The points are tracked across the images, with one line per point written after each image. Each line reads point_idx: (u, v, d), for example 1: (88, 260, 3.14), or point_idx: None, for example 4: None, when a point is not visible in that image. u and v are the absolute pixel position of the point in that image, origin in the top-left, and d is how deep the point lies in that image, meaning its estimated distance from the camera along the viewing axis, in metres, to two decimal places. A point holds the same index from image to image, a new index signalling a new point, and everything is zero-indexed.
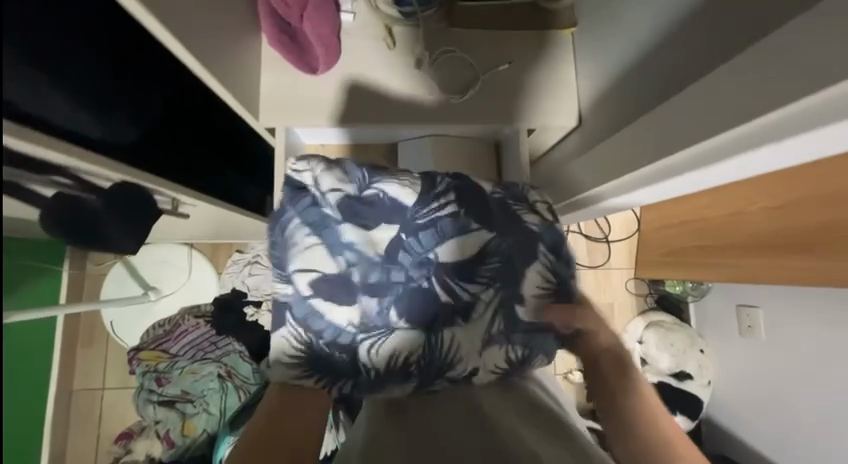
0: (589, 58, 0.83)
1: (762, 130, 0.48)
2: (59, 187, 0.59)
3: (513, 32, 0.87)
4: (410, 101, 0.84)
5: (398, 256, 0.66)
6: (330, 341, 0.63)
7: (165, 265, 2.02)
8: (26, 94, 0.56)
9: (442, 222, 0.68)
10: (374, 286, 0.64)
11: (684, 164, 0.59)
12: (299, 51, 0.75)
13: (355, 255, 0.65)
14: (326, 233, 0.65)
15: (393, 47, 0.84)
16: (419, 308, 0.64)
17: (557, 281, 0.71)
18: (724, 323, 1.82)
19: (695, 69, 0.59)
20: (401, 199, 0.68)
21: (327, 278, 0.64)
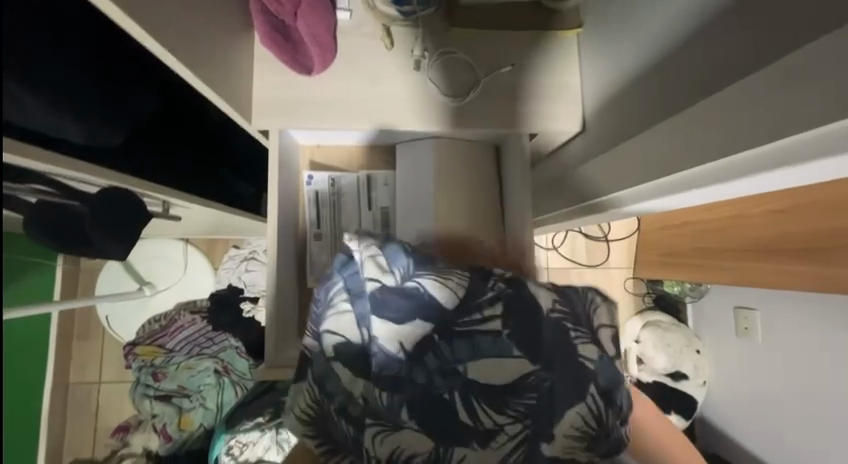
0: (596, 61, 0.81)
1: (793, 149, 0.46)
2: (40, 194, 0.56)
3: (517, 31, 0.84)
4: (408, 103, 0.81)
5: (425, 359, 0.62)
6: (340, 411, 0.63)
7: (160, 260, 2.00)
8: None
9: (480, 338, 0.62)
10: (391, 387, 0.61)
11: (711, 176, 0.56)
12: (292, 51, 0.72)
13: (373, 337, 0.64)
14: (366, 308, 0.65)
15: (392, 48, 0.81)
16: (435, 416, 0.61)
17: (601, 429, 0.62)
18: (721, 325, 1.82)
19: (705, 81, 0.57)
20: (436, 298, 0.64)
21: (350, 345, 0.66)
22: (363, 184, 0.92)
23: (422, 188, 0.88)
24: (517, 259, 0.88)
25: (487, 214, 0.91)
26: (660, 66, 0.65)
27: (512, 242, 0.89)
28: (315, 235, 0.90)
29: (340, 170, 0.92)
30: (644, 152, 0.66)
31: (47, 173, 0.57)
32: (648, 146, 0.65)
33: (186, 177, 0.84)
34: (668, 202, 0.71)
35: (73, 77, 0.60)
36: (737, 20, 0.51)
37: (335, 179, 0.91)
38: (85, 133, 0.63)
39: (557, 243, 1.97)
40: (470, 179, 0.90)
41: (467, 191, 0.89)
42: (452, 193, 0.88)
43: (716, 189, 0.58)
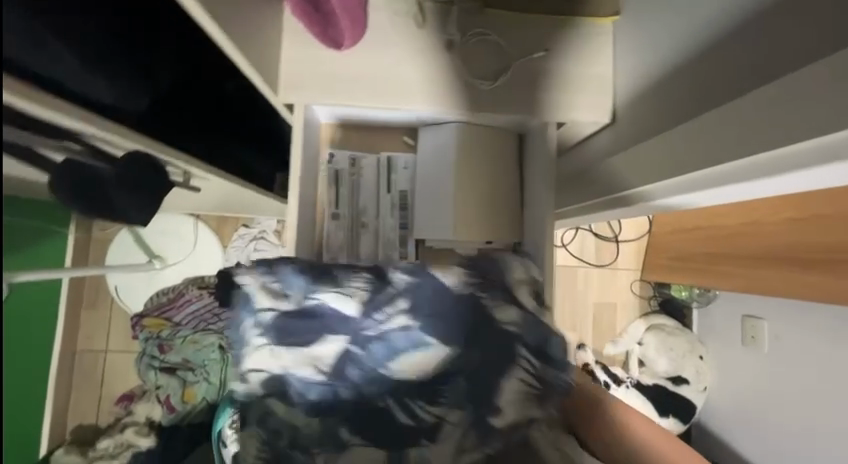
0: (634, 49, 0.78)
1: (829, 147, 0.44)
2: (68, 152, 0.60)
3: (551, 16, 0.81)
4: (433, 85, 0.80)
5: (347, 369, 0.63)
6: (293, 440, 0.62)
7: (171, 234, 2.01)
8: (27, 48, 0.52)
9: (392, 335, 0.64)
10: (318, 401, 0.63)
11: (737, 173, 0.55)
12: (325, 23, 0.69)
13: (299, 366, 0.63)
14: (273, 335, 0.62)
15: (424, 26, 0.79)
16: (370, 420, 0.64)
17: (545, 383, 0.63)
18: (727, 332, 1.80)
19: (746, 75, 0.55)
20: (342, 310, 0.63)
21: (280, 378, 0.63)
22: (382, 166, 0.91)
23: (443, 173, 0.87)
24: (535, 251, 0.88)
25: (506, 204, 0.90)
26: (702, 55, 0.63)
27: (533, 233, 0.88)
28: (332, 214, 0.90)
29: (361, 151, 0.91)
30: (675, 144, 0.64)
31: (91, 137, 0.59)
32: (677, 138, 0.64)
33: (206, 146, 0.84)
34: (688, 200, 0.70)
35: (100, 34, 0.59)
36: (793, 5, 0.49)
37: (355, 158, 0.90)
38: (112, 96, 0.62)
39: (566, 240, 1.95)
40: (492, 167, 0.89)
41: (488, 179, 0.88)
42: (473, 180, 0.87)
43: (740, 187, 0.57)
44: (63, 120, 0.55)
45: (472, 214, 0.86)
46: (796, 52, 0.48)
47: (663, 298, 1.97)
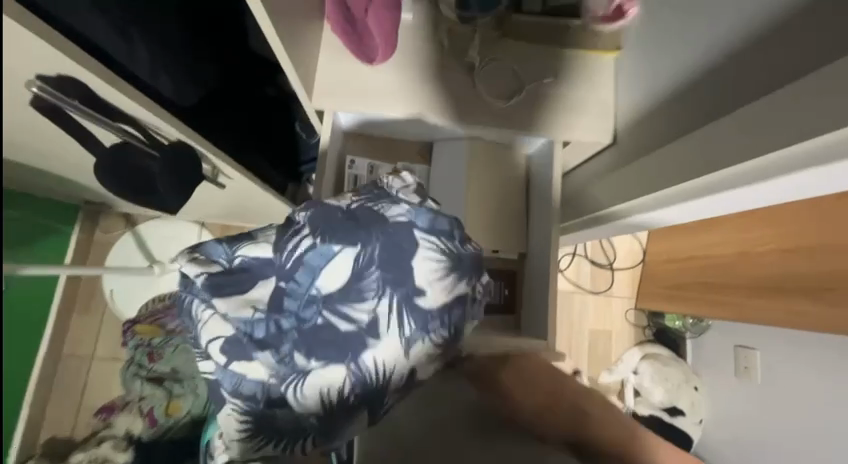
0: (632, 81, 0.86)
1: (791, 160, 0.52)
2: (127, 135, 0.61)
3: (559, 48, 0.90)
4: (451, 102, 0.86)
5: (284, 303, 0.57)
6: (264, 397, 0.56)
7: (173, 241, 1.89)
8: (113, 36, 0.59)
9: (308, 258, 0.58)
10: (265, 338, 0.56)
11: (720, 185, 0.62)
12: (361, 43, 0.79)
13: (238, 321, 0.56)
14: (197, 304, 0.57)
15: (444, 50, 0.86)
16: (323, 342, 0.57)
17: (451, 257, 0.63)
18: (720, 363, 1.83)
19: (731, 104, 0.62)
20: (259, 253, 0.59)
21: (231, 339, 0.56)
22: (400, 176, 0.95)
23: (456, 185, 0.92)
24: (542, 261, 0.92)
25: (513, 216, 0.95)
26: (696, 84, 0.70)
27: (538, 245, 0.93)
28: None
29: (379, 160, 0.96)
30: (662, 164, 0.72)
31: (136, 117, 0.60)
32: (673, 157, 0.69)
33: (230, 145, 0.88)
34: (677, 214, 0.77)
35: (176, 34, 0.66)
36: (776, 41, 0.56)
37: (374, 165, 0.93)
38: (171, 87, 0.67)
39: (563, 266, 1.99)
40: (500, 180, 0.95)
41: (496, 193, 0.94)
42: (484, 194, 0.93)
43: (721, 198, 0.64)
44: (126, 106, 0.57)
45: (480, 224, 0.92)
46: (772, 84, 0.55)
47: (657, 328, 2.00)
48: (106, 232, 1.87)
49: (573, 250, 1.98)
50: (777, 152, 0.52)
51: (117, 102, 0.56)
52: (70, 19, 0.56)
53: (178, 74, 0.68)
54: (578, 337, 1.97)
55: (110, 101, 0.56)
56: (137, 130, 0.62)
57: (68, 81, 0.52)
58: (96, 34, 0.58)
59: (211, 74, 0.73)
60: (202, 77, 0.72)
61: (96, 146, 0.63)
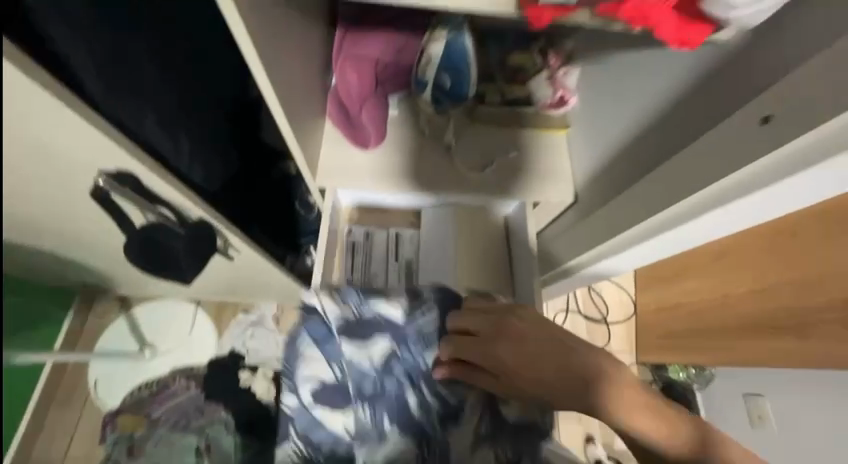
0: (578, 148, 1.00)
1: (716, 196, 0.62)
2: (163, 218, 0.72)
3: (522, 129, 1.05)
4: (435, 175, 1.00)
5: (393, 367, 0.81)
6: (331, 444, 0.78)
7: (164, 321, 1.85)
8: (165, 141, 0.67)
9: (424, 334, 0.83)
10: (369, 393, 0.80)
11: (666, 224, 0.71)
12: (356, 132, 0.95)
13: (348, 365, 0.81)
14: (331, 345, 0.81)
15: (426, 134, 1.02)
16: (405, 409, 0.80)
17: None
18: (732, 415, 1.77)
19: (661, 157, 0.74)
20: (391, 316, 0.83)
21: (325, 385, 0.79)
22: (391, 240, 1.06)
23: (443, 249, 1.01)
24: (528, 310, 0.97)
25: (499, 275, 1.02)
26: (632, 149, 0.83)
27: (524, 297, 0.99)
28: (347, 279, 1.03)
29: (373, 227, 1.07)
30: (618, 211, 0.81)
31: (171, 203, 0.70)
32: (624, 206, 0.79)
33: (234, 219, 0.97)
34: (639, 255, 0.86)
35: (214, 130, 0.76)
36: (688, 114, 0.69)
37: (370, 232, 1.06)
38: (203, 174, 0.78)
39: (559, 323, 1.98)
40: (481, 241, 1.03)
41: (479, 254, 1.02)
42: (468, 256, 1.00)
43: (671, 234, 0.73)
44: (169, 196, 0.68)
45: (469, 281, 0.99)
46: (689, 140, 0.68)
47: (664, 382, 1.92)
48: (99, 318, 1.84)
49: (566, 306, 2.00)
50: (698, 196, 0.63)
51: (163, 193, 0.67)
52: (126, 119, 0.62)
53: (208, 166, 0.78)
54: None
55: (152, 191, 0.67)
56: (171, 213, 0.73)
57: (125, 177, 0.64)
58: (156, 141, 0.67)
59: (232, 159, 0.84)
60: (226, 159, 0.82)
61: (127, 222, 0.74)
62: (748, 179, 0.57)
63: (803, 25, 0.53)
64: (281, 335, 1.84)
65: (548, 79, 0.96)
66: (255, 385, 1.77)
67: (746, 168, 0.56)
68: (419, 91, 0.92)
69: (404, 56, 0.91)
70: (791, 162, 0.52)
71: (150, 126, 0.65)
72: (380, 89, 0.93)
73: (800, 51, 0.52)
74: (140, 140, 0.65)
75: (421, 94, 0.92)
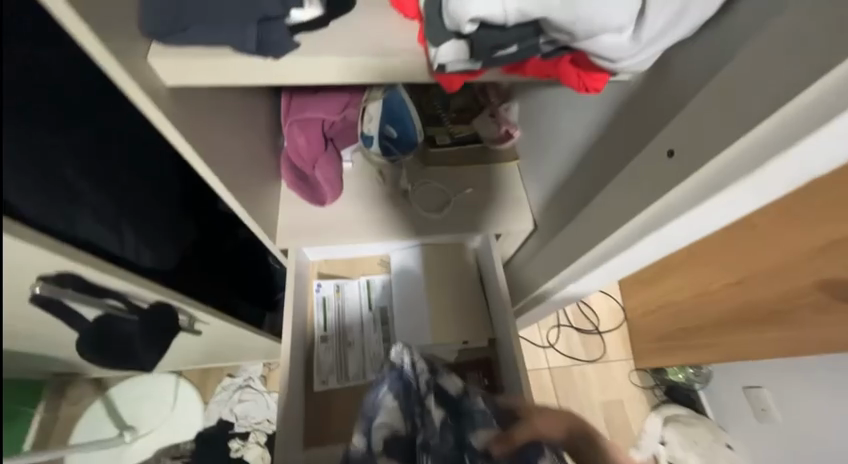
0: (531, 177, 1.03)
1: (652, 220, 0.64)
2: (108, 307, 0.68)
3: (477, 165, 1.08)
4: (395, 220, 1.00)
5: (449, 435, 0.69)
6: None
7: (145, 398, 1.76)
8: (103, 235, 0.62)
9: (477, 413, 0.72)
10: (428, 448, 0.67)
11: (616, 247, 0.73)
12: (311, 190, 0.96)
13: (418, 419, 0.71)
14: (409, 402, 0.73)
15: (383, 182, 1.02)
16: None
17: None
18: (738, 411, 1.75)
19: (602, 180, 0.76)
20: (451, 387, 0.76)
21: (396, 435, 0.70)
22: (363, 288, 1.05)
23: (415, 292, 1.02)
24: (506, 344, 0.96)
25: (473, 309, 1.02)
26: (575, 177, 0.86)
27: (502, 331, 0.98)
28: (321, 337, 1.00)
29: (344, 278, 1.07)
30: (575, 238, 0.82)
31: (122, 292, 0.68)
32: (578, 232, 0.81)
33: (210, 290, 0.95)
34: (600, 278, 0.88)
35: (159, 214, 0.72)
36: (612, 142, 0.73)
37: (340, 284, 1.05)
38: (153, 260, 0.72)
39: (552, 340, 1.97)
40: (453, 278, 1.04)
41: (450, 293, 1.02)
42: (439, 297, 1.01)
43: (622, 257, 0.75)
44: (121, 286, 0.66)
45: (442, 321, 0.99)
46: (622, 163, 0.70)
47: (665, 385, 1.93)
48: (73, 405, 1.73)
49: (557, 322, 1.99)
50: (634, 220, 0.66)
51: (109, 284, 0.65)
52: (54, 223, 0.55)
53: (160, 247, 0.73)
54: (590, 414, 1.87)
55: (94, 283, 0.63)
56: (120, 301, 0.69)
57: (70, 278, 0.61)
58: (91, 235, 0.61)
59: (190, 233, 0.82)
60: (179, 237, 0.79)
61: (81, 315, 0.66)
62: (672, 203, 0.60)
63: (685, 59, 0.57)
64: (272, 395, 1.77)
65: (491, 117, 1.04)
66: (249, 454, 1.66)
67: (669, 193, 0.58)
68: (368, 147, 0.95)
69: (351, 112, 0.94)
70: (701, 188, 0.56)
71: (83, 224, 0.59)
72: (330, 146, 0.96)
73: (687, 83, 0.56)
74: (74, 241, 0.59)
75: (370, 148, 0.96)
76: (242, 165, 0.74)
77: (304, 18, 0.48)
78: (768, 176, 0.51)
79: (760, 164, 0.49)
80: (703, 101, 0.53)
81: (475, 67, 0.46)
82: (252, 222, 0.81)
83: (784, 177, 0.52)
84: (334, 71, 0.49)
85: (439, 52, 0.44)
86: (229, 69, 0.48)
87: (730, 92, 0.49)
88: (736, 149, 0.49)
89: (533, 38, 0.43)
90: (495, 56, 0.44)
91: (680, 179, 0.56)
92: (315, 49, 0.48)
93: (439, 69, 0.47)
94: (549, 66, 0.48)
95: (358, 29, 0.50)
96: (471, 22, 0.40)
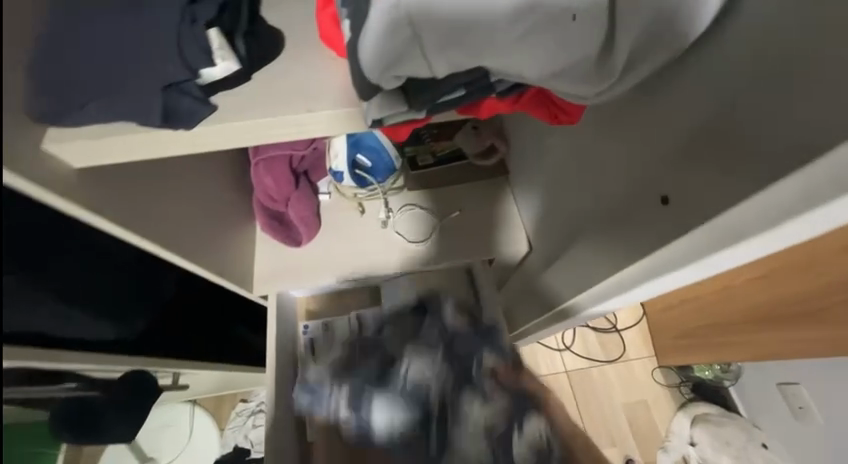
0: (524, 195, 0.94)
1: (655, 266, 0.53)
2: (62, 389, 0.61)
3: (464, 184, 1.00)
4: (381, 252, 0.94)
5: (462, 352, 0.83)
6: (376, 364, 0.83)
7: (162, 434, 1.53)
8: (49, 320, 0.56)
9: (498, 338, 0.85)
10: (449, 347, 0.83)
11: (622, 284, 0.60)
12: (287, 230, 0.91)
13: (446, 328, 0.85)
14: (438, 321, 0.87)
15: (364, 213, 0.96)
16: (456, 367, 0.81)
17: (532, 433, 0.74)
18: (771, 406, 1.59)
19: (590, 205, 0.68)
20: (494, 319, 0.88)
21: (416, 346, 0.83)
22: (352, 325, 0.95)
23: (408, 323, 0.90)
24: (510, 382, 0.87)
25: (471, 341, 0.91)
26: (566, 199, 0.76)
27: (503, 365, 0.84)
28: None
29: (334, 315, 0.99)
30: (569, 270, 0.74)
31: (77, 370, 0.61)
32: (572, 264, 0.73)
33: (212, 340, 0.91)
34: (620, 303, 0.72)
35: (122, 282, 0.66)
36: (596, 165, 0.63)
37: (329, 322, 0.97)
38: (116, 331, 0.67)
39: (567, 342, 1.83)
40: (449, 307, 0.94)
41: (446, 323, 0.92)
42: None
43: (625, 295, 0.64)
44: (85, 367, 0.61)
45: None
46: (607, 188, 0.62)
47: (692, 383, 1.77)
48: None
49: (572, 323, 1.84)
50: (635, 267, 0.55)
51: (73, 364, 0.59)
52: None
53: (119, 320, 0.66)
54: (614, 421, 1.74)
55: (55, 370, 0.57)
56: (74, 380, 0.63)
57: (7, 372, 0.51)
58: (35, 323, 0.55)
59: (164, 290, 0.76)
60: (146, 299, 0.72)
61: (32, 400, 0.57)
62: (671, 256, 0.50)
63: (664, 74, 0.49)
64: None
65: (475, 130, 0.96)
66: None
67: (672, 245, 0.48)
68: (338, 181, 0.90)
69: (321, 143, 0.90)
70: (713, 243, 0.44)
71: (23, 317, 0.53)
72: (302, 180, 0.90)
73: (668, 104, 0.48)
74: (12, 338, 0.53)
75: (341, 183, 0.90)
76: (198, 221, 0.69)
77: (218, 74, 0.41)
78: (795, 226, 0.40)
79: (777, 222, 0.38)
80: (694, 127, 0.44)
81: (419, 116, 0.39)
82: (223, 281, 0.74)
83: (817, 222, 0.41)
84: (259, 131, 0.42)
85: (370, 105, 0.38)
86: (142, 146, 0.42)
87: (714, 121, 0.41)
88: (747, 208, 0.39)
89: (482, 78, 0.37)
90: (438, 101, 0.37)
91: (666, 218, 0.48)
92: (230, 110, 0.42)
93: (376, 123, 0.40)
94: (507, 103, 0.41)
95: (283, 84, 0.44)
96: (398, 77, 0.35)
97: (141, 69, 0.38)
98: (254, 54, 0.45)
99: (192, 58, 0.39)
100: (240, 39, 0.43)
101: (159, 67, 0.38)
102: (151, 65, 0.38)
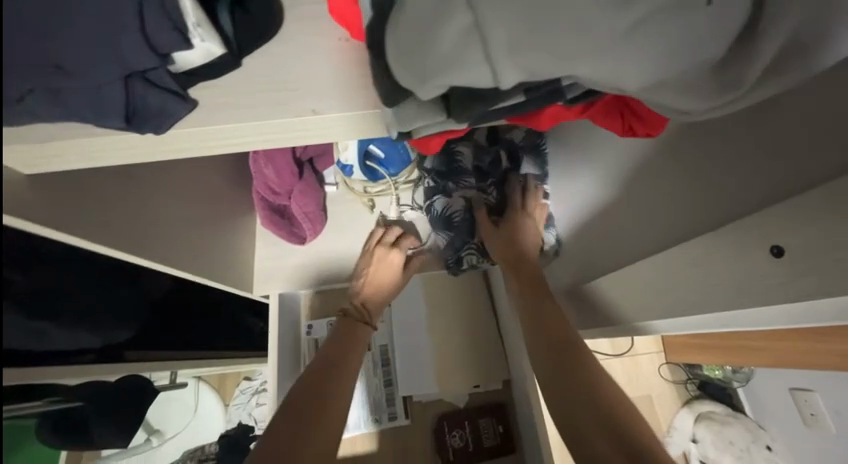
0: (558, 188, 0.79)
1: (738, 319, 0.44)
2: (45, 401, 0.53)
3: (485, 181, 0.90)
4: None
5: (505, 162, 0.79)
6: None
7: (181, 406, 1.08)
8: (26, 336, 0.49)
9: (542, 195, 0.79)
10: (499, 158, 0.79)
11: (695, 323, 0.51)
12: (290, 225, 0.83)
13: (509, 155, 0.79)
14: (510, 149, 0.79)
15: (373, 209, 0.88)
16: (495, 161, 0.79)
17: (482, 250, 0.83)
18: (780, 414, 1.31)
19: (628, 220, 0.58)
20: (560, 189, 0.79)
21: (477, 143, 0.80)
22: None
23: (417, 323, 0.88)
24: (523, 395, 0.81)
25: (484, 345, 0.87)
26: (604, 210, 0.64)
27: (518, 372, 0.82)
28: None
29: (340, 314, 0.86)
30: (613, 294, 0.64)
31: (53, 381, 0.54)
32: (616, 288, 0.63)
33: (212, 337, 0.85)
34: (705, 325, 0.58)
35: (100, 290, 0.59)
36: (648, 178, 0.53)
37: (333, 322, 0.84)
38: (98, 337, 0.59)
39: None
40: (463, 312, 0.89)
41: (460, 328, 0.88)
42: (445, 337, 0.88)
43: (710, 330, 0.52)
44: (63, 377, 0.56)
45: (448, 359, 0.86)
46: (648, 203, 0.54)
47: (698, 381, 1.48)
48: None
49: None
50: (712, 314, 0.45)
51: (50, 377, 0.53)
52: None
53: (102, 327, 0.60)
54: None
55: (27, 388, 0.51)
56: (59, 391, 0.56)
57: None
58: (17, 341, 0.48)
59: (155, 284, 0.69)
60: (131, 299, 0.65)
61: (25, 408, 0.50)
62: (749, 310, 0.41)
63: None
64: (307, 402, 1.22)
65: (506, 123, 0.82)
66: None
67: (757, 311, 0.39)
68: (347, 175, 0.82)
69: None
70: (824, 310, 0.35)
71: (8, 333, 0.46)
72: (307, 168, 0.79)
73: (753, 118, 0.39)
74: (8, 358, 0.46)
75: (350, 177, 0.82)
76: (190, 222, 0.63)
77: (199, 59, 0.34)
78: None
79: None
80: None
81: (458, 126, 0.34)
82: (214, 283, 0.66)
83: None
84: (265, 135, 0.36)
85: (397, 113, 0.32)
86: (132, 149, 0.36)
87: None
88: None
89: (547, 85, 0.30)
90: (492, 109, 0.31)
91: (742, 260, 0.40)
92: (227, 110, 0.35)
93: (404, 134, 0.35)
94: (570, 111, 0.34)
95: (296, 80, 0.36)
96: (441, 86, 0.28)
97: (99, 50, 0.30)
98: (245, 31, 0.36)
99: (165, 39, 0.31)
100: (224, 9, 0.34)
101: (127, 52, 0.31)
102: (111, 45, 0.30)
